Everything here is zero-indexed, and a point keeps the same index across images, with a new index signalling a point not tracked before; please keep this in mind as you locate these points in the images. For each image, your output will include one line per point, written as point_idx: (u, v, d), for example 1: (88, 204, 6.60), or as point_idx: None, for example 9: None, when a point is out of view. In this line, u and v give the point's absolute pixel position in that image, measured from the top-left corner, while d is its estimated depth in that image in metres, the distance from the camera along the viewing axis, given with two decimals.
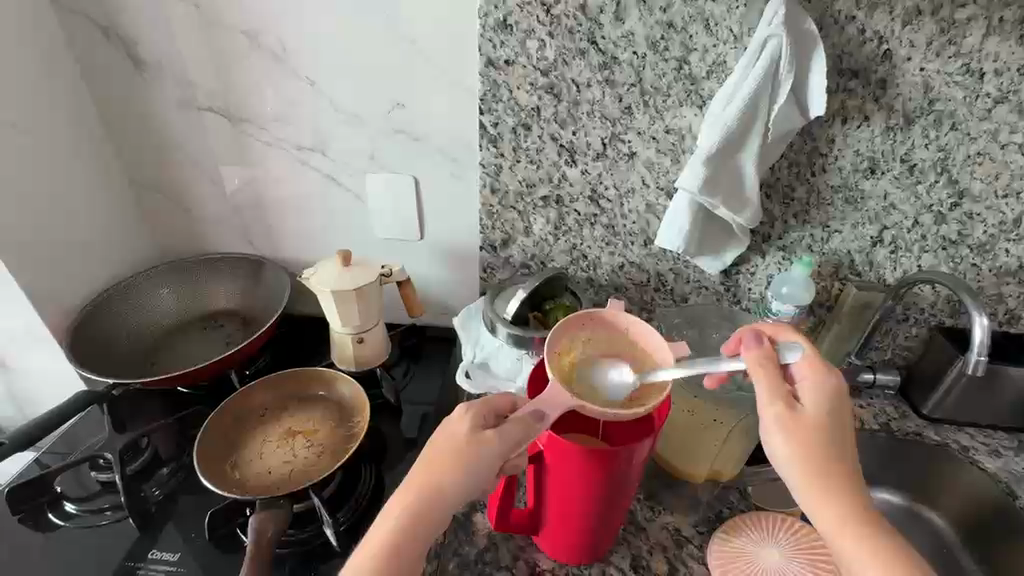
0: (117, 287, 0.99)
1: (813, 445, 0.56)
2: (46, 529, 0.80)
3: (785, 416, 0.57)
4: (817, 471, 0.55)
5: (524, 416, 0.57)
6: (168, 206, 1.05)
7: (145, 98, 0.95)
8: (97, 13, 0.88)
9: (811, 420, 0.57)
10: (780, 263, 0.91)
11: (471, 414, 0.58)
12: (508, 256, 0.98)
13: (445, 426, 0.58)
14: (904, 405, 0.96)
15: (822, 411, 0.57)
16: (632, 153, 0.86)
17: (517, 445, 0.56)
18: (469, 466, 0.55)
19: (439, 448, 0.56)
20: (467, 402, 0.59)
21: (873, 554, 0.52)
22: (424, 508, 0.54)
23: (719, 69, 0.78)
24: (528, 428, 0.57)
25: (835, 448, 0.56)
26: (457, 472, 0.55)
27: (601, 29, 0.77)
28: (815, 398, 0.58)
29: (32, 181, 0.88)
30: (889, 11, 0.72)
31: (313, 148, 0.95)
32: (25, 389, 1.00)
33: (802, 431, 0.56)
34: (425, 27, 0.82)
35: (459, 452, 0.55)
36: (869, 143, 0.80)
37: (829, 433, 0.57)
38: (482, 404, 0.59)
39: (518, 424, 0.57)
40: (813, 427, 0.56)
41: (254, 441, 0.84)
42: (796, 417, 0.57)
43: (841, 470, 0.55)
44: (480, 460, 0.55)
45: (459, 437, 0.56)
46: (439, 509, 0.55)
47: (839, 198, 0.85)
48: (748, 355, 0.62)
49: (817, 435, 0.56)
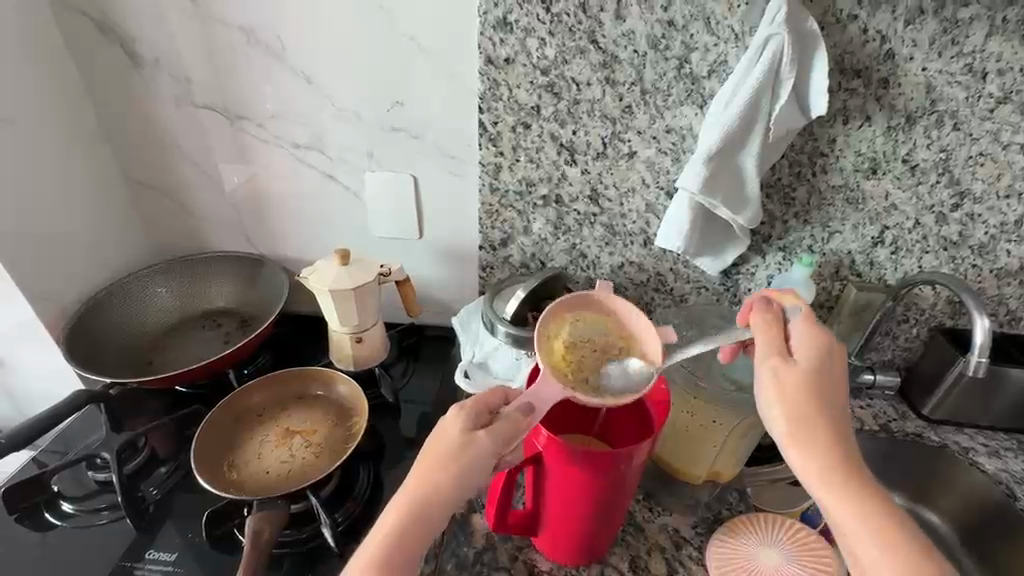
0: (115, 286, 0.99)
1: (805, 402, 0.57)
2: (42, 529, 0.79)
3: (785, 372, 0.58)
4: (809, 428, 0.57)
5: (515, 413, 0.58)
6: (164, 203, 1.05)
7: (142, 95, 0.94)
8: (94, 10, 0.88)
9: (805, 378, 0.58)
10: (780, 263, 0.91)
11: (464, 415, 0.57)
12: (507, 255, 0.98)
13: (437, 429, 0.58)
14: (904, 406, 0.96)
15: (817, 371, 0.59)
16: (632, 153, 0.85)
17: (509, 443, 0.57)
18: (465, 472, 0.55)
19: (435, 452, 0.56)
20: (459, 401, 0.59)
21: (855, 506, 0.54)
22: (420, 514, 0.54)
23: (721, 68, 0.77)
24: (519, 426, 0.57)
25: (826, 409, 0.58)
26: (453, 476, 0.54)
27: (601, 27, 0.77)
28: (811, 357, 0.59)
29: (15, 173, 0.85)
30: (891, 11, 0.71)
31: (311, 145, 0.94)
32: (23, 388, 1.00)
33: (797, 387, 0.58)
34: (424, 25, 0.81)
35: (456, 455, 0.55)
36: (870, 144, 0.80)
37: (823, 392, 0.58)
38: (472, 403, 0.59)
39: (507, 421, 0.57)
40: (808, 389, 0.58)
41: (251, 442, 0.84)
42: (792, 376, 0.58)
43: (834, 429, 0.57)
44: (472, 461, 0.55)
45: (452, 440, 0.56)
46: (434, 513, 0.55)
47: (840, 198, 0.85)
48: (759, 319, 0.63)
49: (811, 391, 0.58)
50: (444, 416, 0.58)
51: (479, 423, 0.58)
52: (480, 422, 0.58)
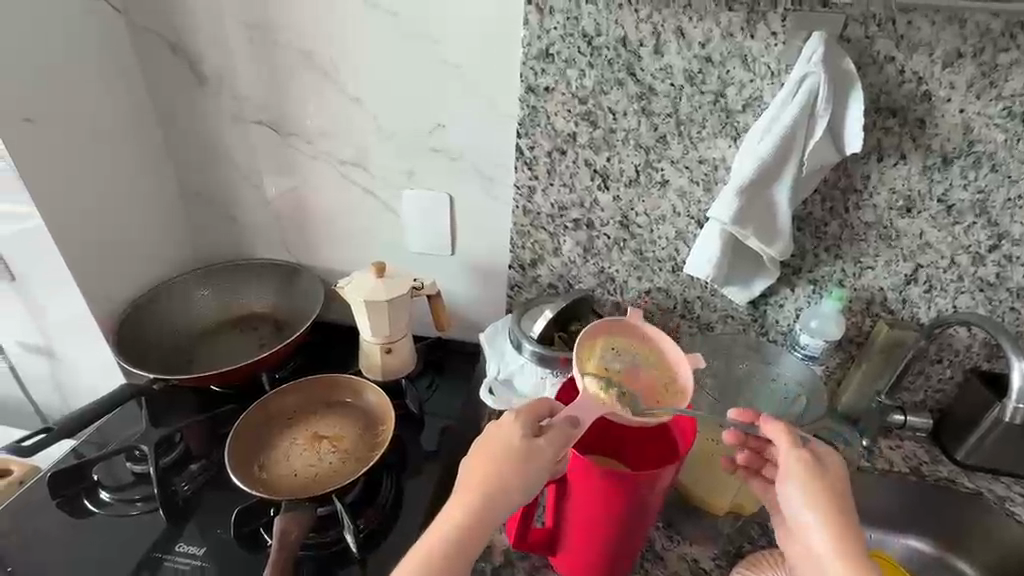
0: (162, 287, 1.04)
1: (832, 498, 0.59)
2: (80, 516, 0.83)
3: (808, 467, 0.60)
4: (831, 519, 0.58)
5: (566, 424, 0.60)
6: (213, 211, 1.10)
7: (200, 108, 1.00)
8: (164, 29, 0.94)
9: (829, 478, 0.60)
10: (810, 297, 0.91)
11: (519, 420, 0.59)
12: (536, 275, 1.00)
13: (492, 430, 0.60)
14: (936, 450, 0.94)
15: (837, 471, 0.61)
16: (665, 182, 0.87)
17: (561, 452, 0.59)
18: (521, 473, 0.57)
19: (491, 452, 0.58)
20: (513, 408, 0.61)
21: None
22: (479, 514, 0.56)
23: (756, 103, 0.79)
24: (569, 435, 0.59)
25: (844, 506, 0.59)
26: (512, 479, 0.57)
27: (640, 61, 0.80)
28: (832, 466, 0.61)
29: (84, 180, 0.92)
30: (929, 53, 0.73)
31: (354, 162, 0.99)
32: (68, 379, 1.04)
33: (819, 483, 0.59)
34: (469, 54, 0.86)
35: (514, 456, 0.57)
36: (905, 182, 0.80)
37: (841, 491, 0.60)
38: (527, 409, 0.61)
39: (560, 429, 0.59)
40: (829, 484, 0.59)
41: (283, 442, 0.86)
42: (816, 471, 0.60)
43: (852, 527, 0.58)
44: (531, 463, 0.57)
45: (510, 440, 0.58)
46: (493, 513, 0.56)
47: (872, 234, 0.85)
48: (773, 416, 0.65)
49: (831, 489, 0.59)
50: (498, 421, 0.61)
51: (536, 430, 0.60)
52: (532, 429, 0.60)
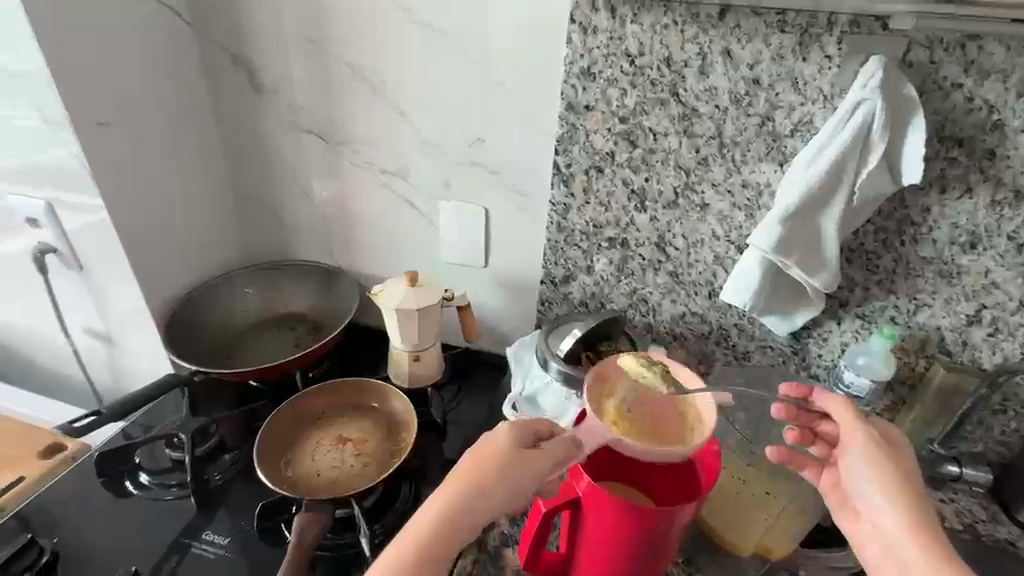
0: (210, 283, 1.10)
1: (896, 468, 0.61)
2: (121, 496, 0.88)
3: (870, 438, 0.63)
4: (896, 487, 0.60)
5: (564, 443, 0.60)
6: (262, 212, 1.15)
7: (255, 116, 1.05)
8: (228, 41, 0.99)
9: (891, 449, 0.63)
10: (857, 332, 0.86)
11: (516, 432, 0.60)
12: (567, 292, 0.99)
13: (487, 436, 0.60)
14: (995, 507, 0.86)
15: (897, 443, 0.64)
16: (705, 205, 0.85)
17: (553, 469, 0.59)
18: (512, 482, 0.57)
19: (483, 457, 0.58)
20: (511, 419, 0.62)
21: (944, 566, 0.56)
22: (462, 516, 0.56)
23: (805, 128, 0.76)
24: (565, 455, 0.60)
25: (909, 476, 0.61)
26: (501, 486, 0.57)
27: (684, 81, 0.78)
28: (891, 438, 0.64)
29: (147, 180, 0.98)
30: (1002, 81, 0.67)
31: (396, 172, 1.02)
32: (122, 364, 1.11)
33: (882, 452, 0.62)
34: (512, 71, 0.87)
35: (507, 465, 0.58)
36: (970, 216, 0.75)
37: (905, 462, 0.62)
38: (525, 422, 0.62)
39: (555, 446, 0.60)
40: (891, 454, 0.62)
41: (308, 442, 0.88)
42: (878, 441, 0.63)
43: (918, 498, 0.60)
44: (522, 474, 0.57)
45: (503, 449, 0.59)
46: (474, 518, 0.56)
47: (931, 270, 0.79)
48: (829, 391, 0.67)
49: (893, 459, 0.62)
50: (494, 429, 0.61)
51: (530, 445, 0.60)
52: (527, 443, 0.61)
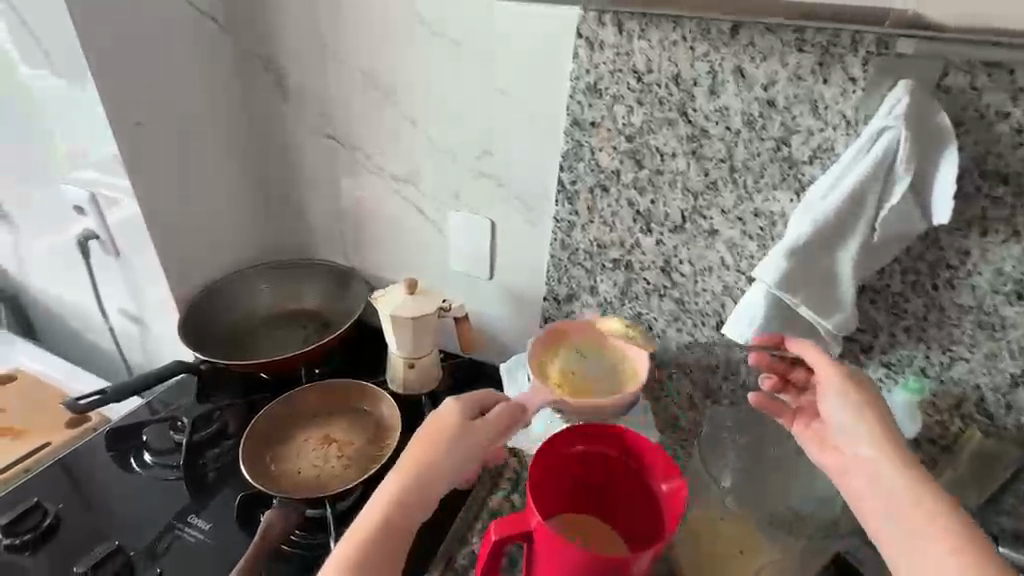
0: (234, 276, 1.16)
1: (872, 410, 0.63)
2: (126, 471, 0.94)
3: (846, 377, 0.65)
4: (872, 424, 0.62)
5: (505, 412, 0.68)
6: (287, 211, 1.20)
7: (283, 120, 1.10)
8: (261, 48, 1.05)
9: (868, 392, 0.64)
10: (881, 381, 0.78)
11: (459, 406, 0.67)
12: (569, 311, 0.97)
13: (435, 414, 0.67)
14: None
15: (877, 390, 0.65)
16: (714, 232, 0.80)
17: (496, 437, 0.66)
18: (460, 452, 0.63)
19: (432, 432, 0.64)
20: (455, 396, 0.69)
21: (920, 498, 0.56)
22: (417, 492, 0.60)
23: (825, 155, 0.70)
24: (509, 422, 0.68)
25: (886, 418, 0.62)
26: (450, 455, 0.63)
27: (693, 100, 0.74)
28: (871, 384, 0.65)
29: (180, 177, 1.05)
30: None
31: (408, 179, 1.03)
32: (152, 345, 1.20)
33: (857, 391, 0.64)
34: (521, 83, 0.85)
35: (454, 437, 0.64)
36: (1017, 263, 0.66)
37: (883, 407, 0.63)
38: (466, 398, 0.69)
39: (497, 415, 0.67)
40: (868, 396, 0.64)
41: (296, 439, 0.91)
42: (854, 383, 0.64)
43: (897, 437, 0.61)
44: (469, 443, 0.64)
45: (449, 423, 0.65)
46: (431, 492, 0.61)
47: (968, 320, 0.70)
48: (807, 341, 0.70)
49: (869, 401, 0.63)
50: (439, 407, 0.67)
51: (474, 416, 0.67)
52: (471, 416, 0.67)
